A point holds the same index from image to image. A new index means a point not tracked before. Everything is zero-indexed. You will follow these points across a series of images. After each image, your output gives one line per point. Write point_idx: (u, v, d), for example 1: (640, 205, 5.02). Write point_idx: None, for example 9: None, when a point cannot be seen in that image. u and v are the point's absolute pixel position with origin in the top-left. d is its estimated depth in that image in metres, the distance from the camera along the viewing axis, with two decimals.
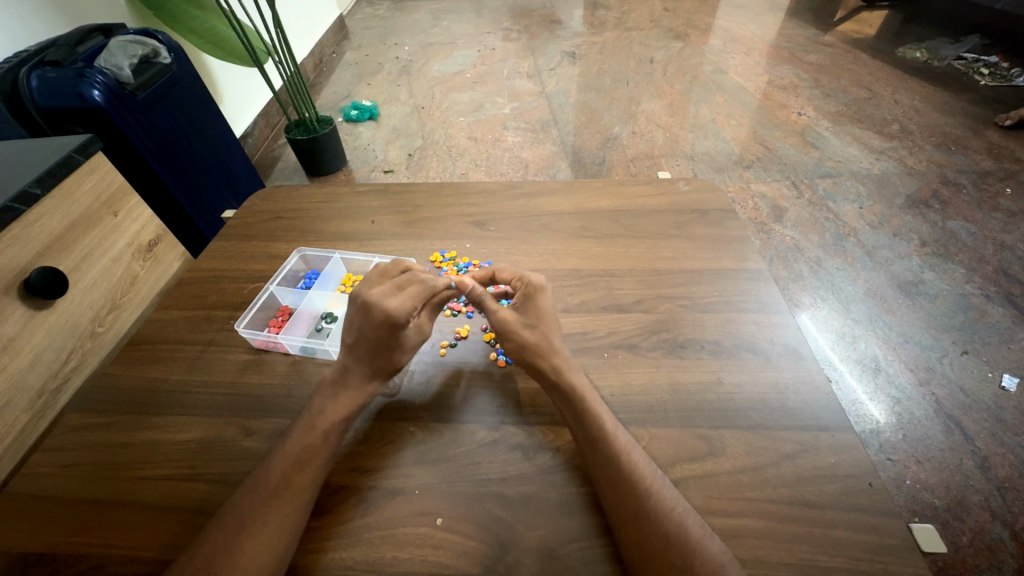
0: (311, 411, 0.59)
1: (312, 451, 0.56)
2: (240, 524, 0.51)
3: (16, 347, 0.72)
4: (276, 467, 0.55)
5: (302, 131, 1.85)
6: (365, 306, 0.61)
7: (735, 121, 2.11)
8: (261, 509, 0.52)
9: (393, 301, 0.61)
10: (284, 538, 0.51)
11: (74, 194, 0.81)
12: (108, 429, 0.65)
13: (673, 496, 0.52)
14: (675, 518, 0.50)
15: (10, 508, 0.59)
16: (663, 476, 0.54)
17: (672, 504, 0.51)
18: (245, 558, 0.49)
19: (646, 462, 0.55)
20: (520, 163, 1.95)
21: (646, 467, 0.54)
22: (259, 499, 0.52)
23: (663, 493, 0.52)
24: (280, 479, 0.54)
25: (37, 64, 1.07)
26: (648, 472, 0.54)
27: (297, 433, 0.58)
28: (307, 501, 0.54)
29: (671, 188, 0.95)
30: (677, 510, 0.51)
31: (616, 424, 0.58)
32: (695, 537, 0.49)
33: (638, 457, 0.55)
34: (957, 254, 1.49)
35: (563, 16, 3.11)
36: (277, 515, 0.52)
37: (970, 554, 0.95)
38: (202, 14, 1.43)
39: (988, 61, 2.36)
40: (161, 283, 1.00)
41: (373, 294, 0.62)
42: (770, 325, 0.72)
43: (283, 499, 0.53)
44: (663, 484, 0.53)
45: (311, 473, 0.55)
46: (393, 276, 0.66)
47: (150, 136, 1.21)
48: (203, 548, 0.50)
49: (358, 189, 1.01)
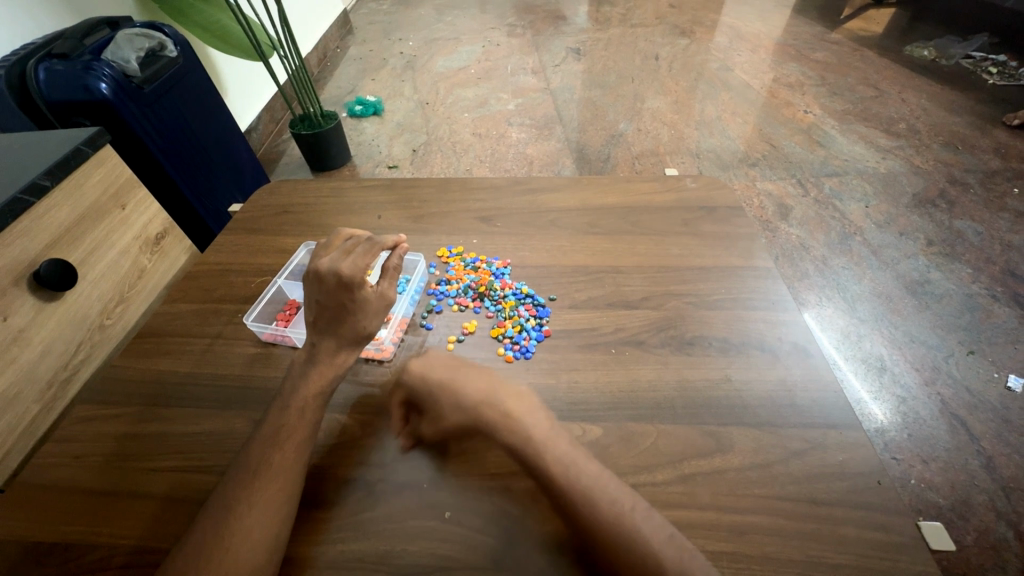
0: (318, 403, 0.59)
1: (290, 431, 0.56)
2: (227, 508, 0.51)
3: (26, 338, 0.72)
4: (252, 449, 0.55)
5: (306, 126, 1.85)
6: (318, 275, 0.63)
7: (740, 119, 2.10)
8: (243, 493, 0.52)
9: (343, 263, 0.63)
10: (273, 522, 0.51)
11: (83, 186, 0.81)
12: (118, 421, 0.65)
13: (649, 529, 0.49)
14: (652, 559, 0.47)
15: (20, 498, 0.59)
16: (642, 509, 0.50)
17: (649, 541, 0.48)
18: (235, 543, 0.49)
19: (619, 494, 0.51)
20: (524, 159, 1.95)
21: (618, 498, 0.51)
22: (240, 482, 0.53)
23: (640, 528, 0.49)
24: (259, 461, 0.54)
25: (45, 56, 1.06)
26: (620, 508, 0.50)
27: (271, 414, 0.58)
28: (293, 482, 0.54)
29: (678, 185, 0.95)
30: (652, 547, 0.48)
31: (586, 457, 0.54)
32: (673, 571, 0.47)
33: (609, 492, 0.51)
34: (963, 254, 1.49)
35: (568, 11, 3.10)
36: (259, 495, 0.52)
37: (974, 553, 0.95)
38: (208, 9, 1.43)
39: (997, 59, 2.34)
40: (167, 276, 1.00)
41: (322, 262, 0.64)
42: (778, 323, 0.72)
43: (270, 483, 0.53)
44: (641, 518, 0.49)
45: (292, 453, 0.55)
46: (339, 245, 0.68)
47: (156, 130, 1.21)
48: (195, 534, 0.50)
49: (364, 184, 1.01)
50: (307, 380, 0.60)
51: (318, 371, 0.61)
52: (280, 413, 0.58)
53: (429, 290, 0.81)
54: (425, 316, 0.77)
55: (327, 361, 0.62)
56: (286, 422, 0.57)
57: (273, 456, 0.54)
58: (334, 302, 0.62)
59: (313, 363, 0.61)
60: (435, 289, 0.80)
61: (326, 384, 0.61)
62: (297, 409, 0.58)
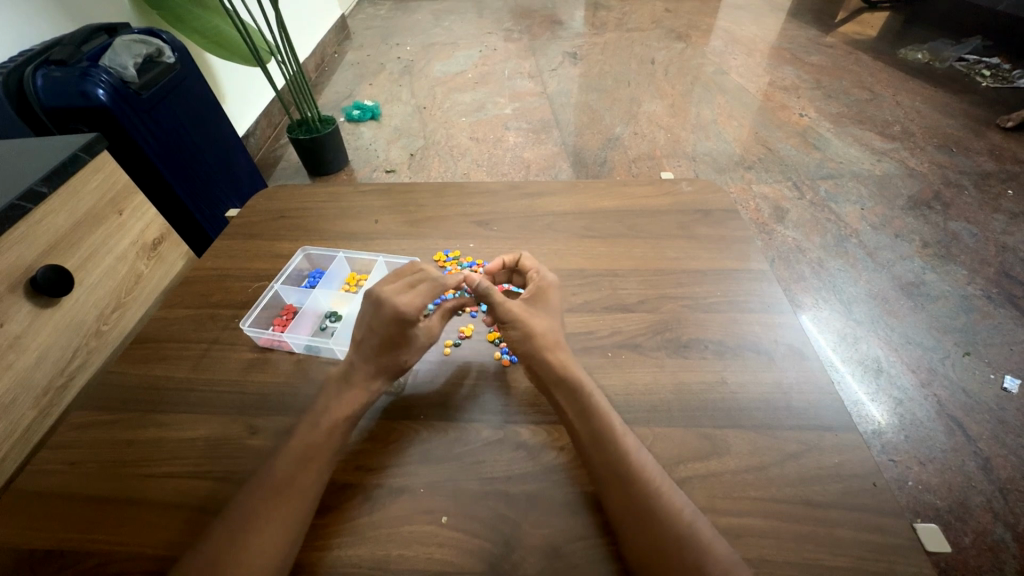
0: (341, 422, 0.59)
1: (315, 452, 0.56)
2: (242, 522, 0.51)
3: (22, 344, 0.72)
4: (281, 467, 0.55)
5: (304, 130, 1.85)
6: (377, 307, 0.62)
7: (736, 122, 2.11)
8: (262, 508, 0.52)
9: (402, 298, 0.62)
10: (285, 538, 0.51)
11: (80, 192, 0.81)
12: (114, 428, 0.65)
13: (680, 498, 0.52)
14: (685, 520, 0.50)
15: (16, 505, 0.59)
16: (670, 481, 0.54)
17: (680, 507, 0.51)
18: (248, 557, 0.49)
19: (652, 465, 0.54)
20: (521, 163, 1.95)
21: (652, 468, 0.54)
22: (259, 499, 0.53)
23: (671, 496, 0.52)
24: (283, 479, 0.54)
25: (42, 63, 1.07)
26: (656, 473, 0.54)
27: (300, 431, 0.58)
28: (311, 499, 0.54)
29: (673, 189, 0.95)
30: (686, 512, 0.51)
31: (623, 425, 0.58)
32: (706, 538, 0.49)
33: (646, 458, 0.55)
34: (958, 255, 1.50)
35: (564, 16, 3.12)
36: (275, 512, 0.52)
37: (972, 555, 0.95)
38: (205, 15, 1.44)
39: (990, 62, 2.36)
40: (164, 281, 1.00)
41: (384, 293, 0.63)
42: (774, 325, 0.72)
43: (287, 500, 0.53)
44: (671, 485, 0.53)
45: (315, 473, 0.55)
46: (406, 276, 0.66)
47: (153, 135, 1.21)
48: (206, 545, 0.50)
49: (362, 189, 1.01)
50: (340, 401, 0.60)
51: (353, 394, 0.61)
52: (310, 432, 0.57)
53: None
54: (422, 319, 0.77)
55: (360, 383, 0.62)
56: (315, 442, 0.57)
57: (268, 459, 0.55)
58: (384, 332, 0.62)
59: (349, 385, 0.61)
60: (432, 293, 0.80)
61: (352, 403, 0.60)
62: (325, 428, 0.58)
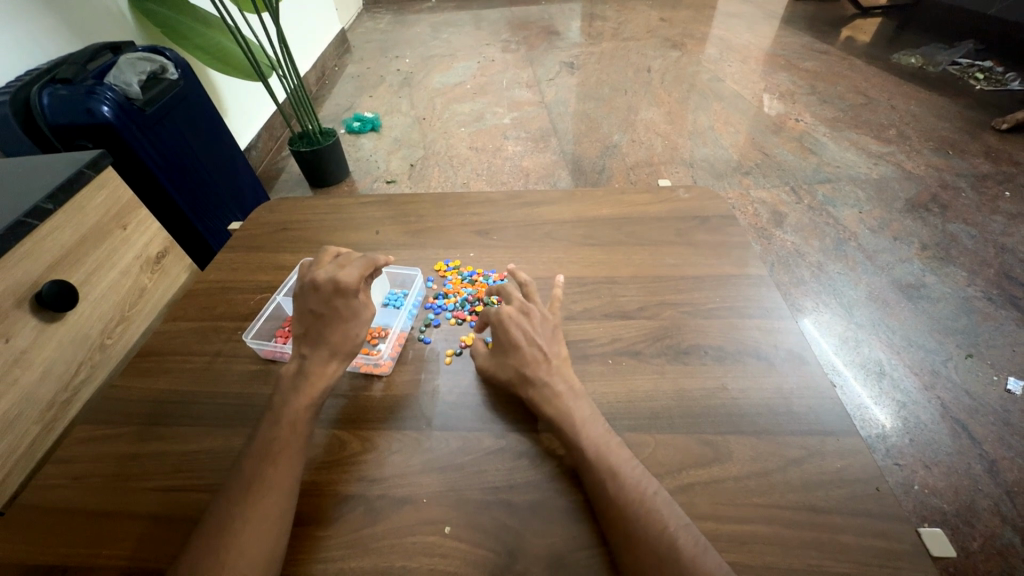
0: None
1: (283, 446, 0.57)
2: (220, 528, 0.51)
3: (28, 359, 0.73)
4: (247, 466, 0.55)
5: (305, 143, 1.86)
6: (314, 284, 0.66)
7: (733, 128, 2.13)
8: (238, 509, 0.52)
9: (341, 273, 0.66)
10: (269, 536, 0.51)
11: (85, 208, 0.82)
12: (117, 441, 0.65)
13: (668, 513, 0.52)
14: (667, 538, 0.50)
15: (20, 519, 0.59)
16: (664, 495, 0.53)
17: (666, 522, 0.51)
18: (232, 559, 0.49)
19: (643, 478, 0.54)
20: (521, 172, 1.97)
21: (641, 483, 0.54)
22: (236, 501, 0.53)
23: (659, 509, 0.52)
24: (251, 479, 0.54)
25: (48, 82, 1.09)
26: (642, 490, 0.53)
27: (263, 429, 0.59)
28: (285, 499, 0.54)
29: (671, 196, 0.96)
30: (670, 528, 0.50)
31: (609, 442, 0.57)
32: (689, 554, 0.49)
33: (634, 472, 0.55)
34: (958, 257, 1.50)
35: (562, 27, 3.16)
36: (255, 511, 0.52)
37: (980, 559, 0.94)
38: (207, 32, 1.46)
39: (983, 65, 2.38)
40: (168, 295, 1.01)
41: (319, 273, 0.67)
42: (773, 330, 0.72)
43: (264, 497, 0.53)
44: (659, 498, 0.53)
45: (285, 468, 0.56)
46: (329, 262, 0.70)
47: (158, 151, 1.22)
48: (191, 552, 0.50)
49: (362, 200, 1.02)
50: (303, 394, 0.61)
51: (308, 382, 0.62)
52: (284, 431, 0.58)
53: (426, 304, 0.81)
54: (423, 330, 0.77)
55: (318, 372, 0.63)
56: (282, 437, 0.58)
57: (266, 472, 0.55)
58: (326, 308, 0.65)
59: (307, 376, 0.62)
60: (433, 303, 0.81)
61: (322, 397, 0.62)
62: (288, 421, 0.59)
